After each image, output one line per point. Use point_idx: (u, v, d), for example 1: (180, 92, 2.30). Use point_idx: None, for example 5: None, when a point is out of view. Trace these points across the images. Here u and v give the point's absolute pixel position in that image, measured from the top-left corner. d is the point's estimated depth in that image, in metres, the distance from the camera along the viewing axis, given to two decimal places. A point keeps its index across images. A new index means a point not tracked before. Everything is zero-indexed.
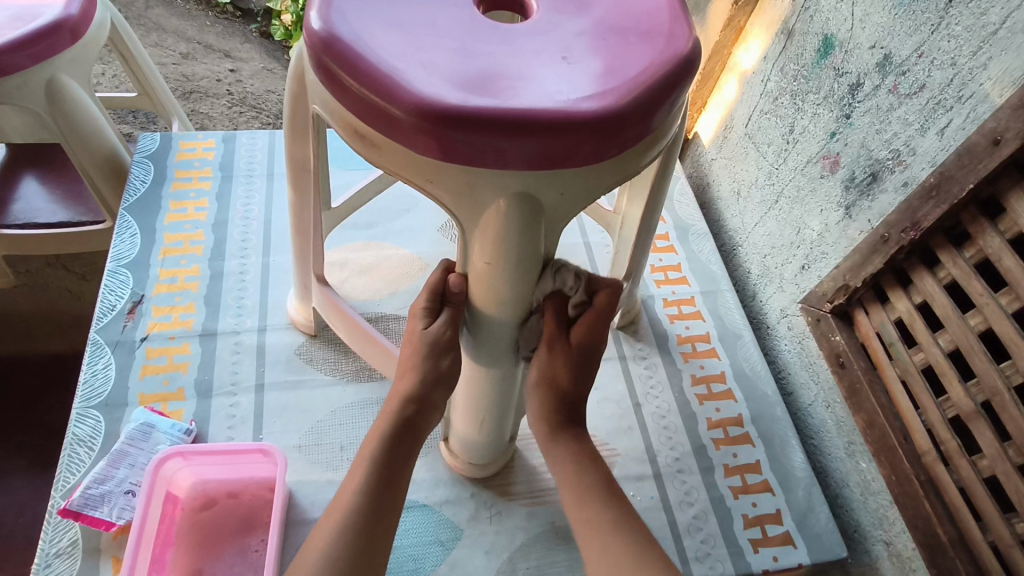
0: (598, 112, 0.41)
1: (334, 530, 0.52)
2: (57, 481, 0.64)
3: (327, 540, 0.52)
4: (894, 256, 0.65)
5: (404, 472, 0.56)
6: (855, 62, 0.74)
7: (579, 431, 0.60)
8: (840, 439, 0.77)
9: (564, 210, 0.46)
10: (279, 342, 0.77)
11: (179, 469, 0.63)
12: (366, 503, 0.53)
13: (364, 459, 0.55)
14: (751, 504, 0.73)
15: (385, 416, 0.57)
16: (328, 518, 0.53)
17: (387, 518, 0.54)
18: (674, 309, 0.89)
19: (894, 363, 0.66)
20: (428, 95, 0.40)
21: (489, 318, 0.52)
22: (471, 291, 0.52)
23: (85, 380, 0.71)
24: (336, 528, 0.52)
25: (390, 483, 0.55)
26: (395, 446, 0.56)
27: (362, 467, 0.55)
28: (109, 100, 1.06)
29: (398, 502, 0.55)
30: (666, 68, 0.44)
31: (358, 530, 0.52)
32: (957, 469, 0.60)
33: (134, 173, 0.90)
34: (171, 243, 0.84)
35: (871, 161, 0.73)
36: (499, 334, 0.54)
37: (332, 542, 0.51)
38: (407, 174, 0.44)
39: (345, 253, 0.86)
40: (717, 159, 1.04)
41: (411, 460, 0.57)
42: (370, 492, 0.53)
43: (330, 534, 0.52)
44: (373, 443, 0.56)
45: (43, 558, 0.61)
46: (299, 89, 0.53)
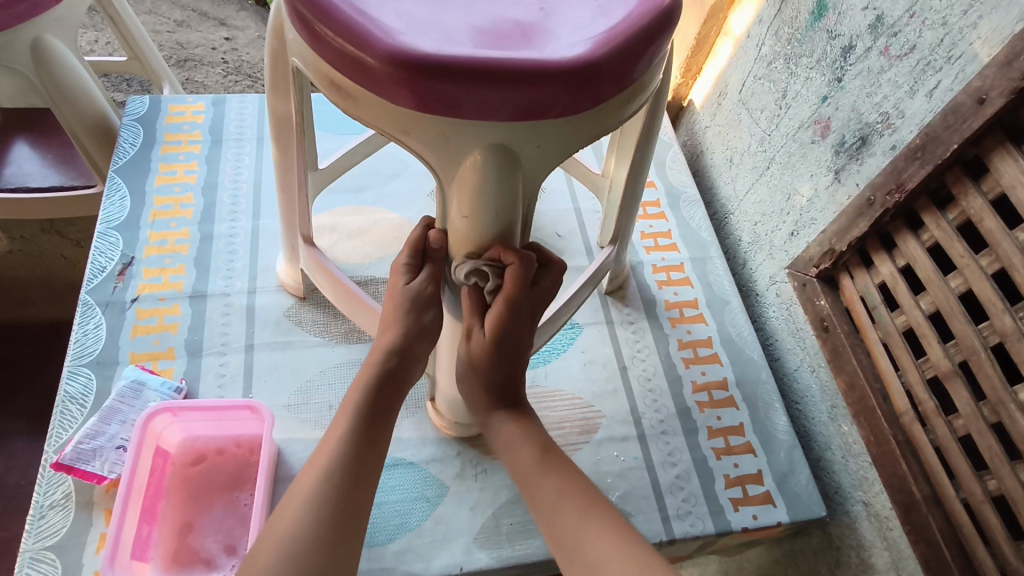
0: (574, 63, 0.41)
1: (318, 474, 0.52)
2: (50, 437, 0.66)
3: (312, 483, 0.52)
4: (879, 219, 0.65)
5: (388, 421, 0.57)
6: (847, 24, 0.73)
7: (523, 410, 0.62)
8: (824, 403, 0.78)
9: (540, 163, 0.46)
10: (269, 303, 0.78)
11: (169, 424, 0.64)
12: (352, 447, 0.54)
13: (348, 409, 0.56)
14: (733, 465, 0.74)
15: (368, 368, 0.58)
16: (313, 465, 0.53)
17: (370, 461, 0.54)
18: (663, 275, 0.89)
19: (876, 326, 0.67)
20: (401, 44, 0.40)
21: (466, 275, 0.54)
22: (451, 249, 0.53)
23: (76, 339, 0.72)
24: (320, 473, 0.52)
25: (375, 429, 0.55)
26: (378, 396, 0.57)
27: (347, 415, 0.55)
28: (99, 65, 1.05)
29: (380, 446, 0.56)
30: (645, 19, 0.44)
31: (342, 473, 0.52)
32: (933, 429, 0.61)
33: (123, 136, 0.90)
34: (160, 206, 0.84)
35: (861, 125, 0.72)
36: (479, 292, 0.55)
37: (318, 480, 0.52)
38: (384, 126, 0.44)
39: (336, 217, 0.86)
40: (710, 126, 1.03)
41: (395, 412, 0.58)
42: (356, 438, 0.54)
43: (316, 478, 0.52)
44: (358, 392, 0.57)
45: (37, 510, 0.63)
46: (279, 46, 0.53)
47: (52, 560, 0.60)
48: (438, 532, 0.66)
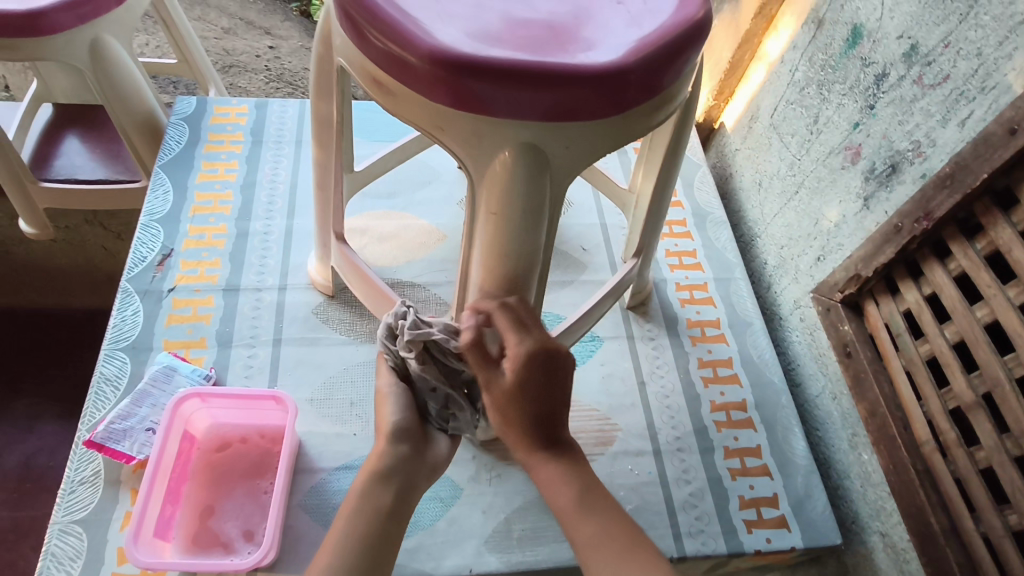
0: (604, 68, 0.43)
1: (351, 512, 0.52)
2: (85, 415, 0.68)
3: (345, 523, 0.51)
4: (906, 246, 0.65)
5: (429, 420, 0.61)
6: (881, 52, 0.74)
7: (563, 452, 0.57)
8: (844, 430, 0.77)
9: (568, 165, 0.48)
10: (298, 300, 0.80)
11: (197, 410, 0.66)
12: (383, 488, 0.54)
13: (378, 451, 0.57)
14: (748, 487, 0.74)
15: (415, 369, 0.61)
16: (346, 504, 0.53)
17: (399, 503, 0.54)
18: (686, 293, 0.89)
19: (900, 354, 0.67)
20: (442, 44, 0.42)
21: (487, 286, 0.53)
22: (476, 264, 0.53)
23: (114, 324, 0.75)
24: (352, 512, 0.52)
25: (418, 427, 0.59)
26: (409, 443, 0.57)
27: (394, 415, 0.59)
28: (151, 66, 1.10)
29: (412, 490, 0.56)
30: (677, 34, 0.46)
31: (376, 512, 0.52)
32: (954, 460, 0.60)
33: (169, 134, 0.95)
34: (201, 202, 0.87)
35: (891, 153, 0.72)
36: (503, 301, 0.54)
37: (349, 520, 0.52)
38: (420, 123, 0.46)
39: (367, 221, 0.88)
40: (740, 149, 1.04)
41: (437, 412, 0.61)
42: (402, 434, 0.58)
43: (347, 521, 0.52)
44: (387, 438, 0.57)
45: (68, 484, 0.65)
46: (325, 51, 0.55)
47: (78, 534, 0.62)
48: (450, 533, 0.67)
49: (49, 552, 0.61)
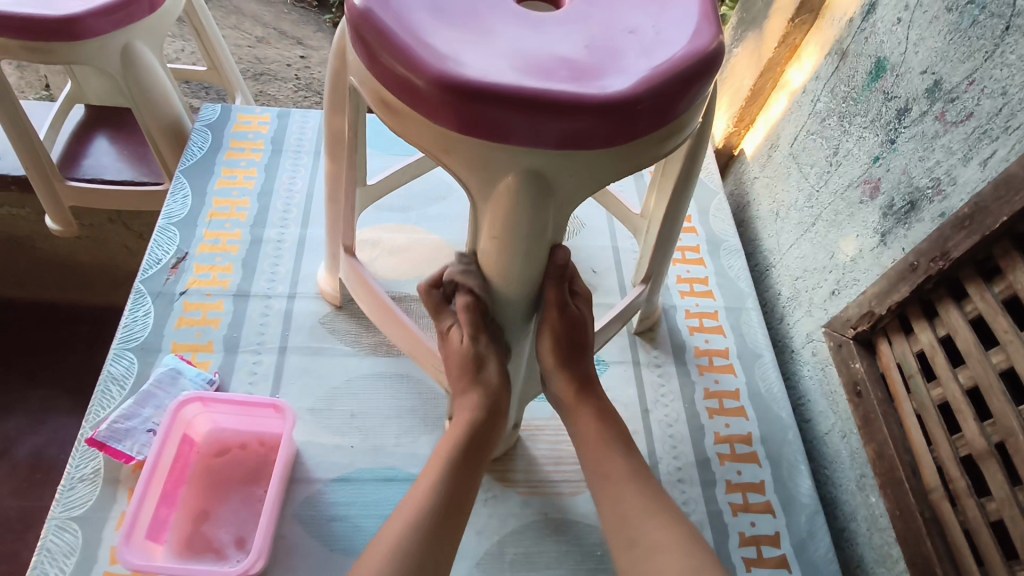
0: (610, 100, 0.43)
1: (435, 481, 0.54)
2: (89, 413, 0.69)
3: (429, 487, 0.54)
4: (921, 285, 0.63)
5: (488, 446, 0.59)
6: (904, 87, 0.72)
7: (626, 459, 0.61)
8: (853, 471, 0.75)
9: (571, 191, 0.48)
10: (306, 309, 0.81)
11: (198, 414, 0.67)
12: (460, 461, 0.56)
13: (456, 428, 0.58)
14: (749, 523, 0.72)
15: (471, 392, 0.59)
16: (425, 476, 0.55)
17: (470, 483, 0.56)
18: (695, 321, 0.88)
19: (911, 396, 0.65)
20: (449, 70, 0.42)
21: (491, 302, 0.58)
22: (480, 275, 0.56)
23: (126, 324, 0.76)
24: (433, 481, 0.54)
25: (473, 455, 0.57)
26: (489, 420, 0.59)
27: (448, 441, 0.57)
28: (181, 72, 1.13)
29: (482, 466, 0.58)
30: (688, 66, 0.45)
31: (453, 481, 0.55)
32: (964, 510, 0.58)
33: (193, 140, 0.96)
34: (218, 207, 0.88)
35: (911, 189, 0.71)
36: (506, 314, 0.59)
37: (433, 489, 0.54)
38: (427, 146, 0.46)
39: (379, 233, 0.89)
40: (759, 177, 1.03)
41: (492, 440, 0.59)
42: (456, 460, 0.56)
43: (429, 490, 0.54)
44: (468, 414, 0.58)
45: (68, 481, 0.66)
46: (339, 67, 0.56)
47: (74, 531, 0.63)
48: None
49: (45, 547, 0.62)
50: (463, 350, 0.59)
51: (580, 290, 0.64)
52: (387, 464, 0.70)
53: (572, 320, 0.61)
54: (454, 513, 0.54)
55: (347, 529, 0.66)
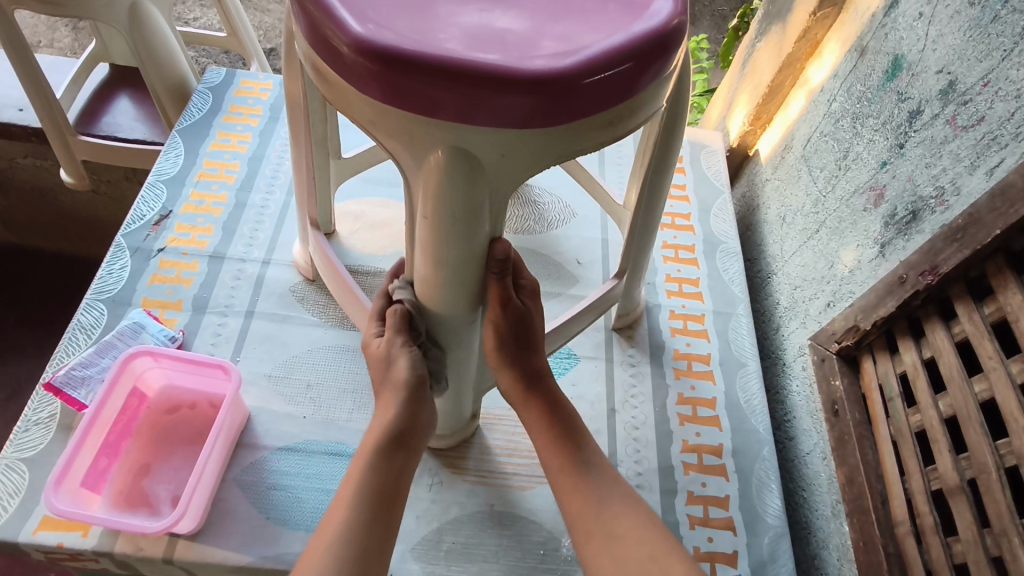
0: (543, 74, 0.39)
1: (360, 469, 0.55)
2: (54, 358, 0.70)
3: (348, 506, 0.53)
4: (909, 300, 0.58)
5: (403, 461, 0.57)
6: (919, 87, 0.67)
7: (588, 463, 0.59)
8: (829, 496, 0.71)
9: (503, 172, 0.44)
10: (279, 277, 0.80)
11: (150, 368, 0.67)
12: (376, 474, 0.55)
13: (370, 443, 0.56)
14: (706, 538, 0.68)
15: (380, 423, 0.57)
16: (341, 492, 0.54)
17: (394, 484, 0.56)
18: (679, 322, 0.83)
19: (889, 421, 0.60)
20: (373, 34, 0.39)
21: (431, 294, 0.54)
22: (416, 272, 0.53)
23: (101, 275, 0.77)
24: (352, 497, 0.53)
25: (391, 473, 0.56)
26: (411, 416, 0.58)
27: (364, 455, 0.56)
28: (201, 37, 1.13)
29: (409, 464, 0.58)
30: (639, 41, 0.41)
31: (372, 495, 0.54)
32: (928, 549, 0.53)
33: (194, 101, 0.96)
34: (208, 168, 0.88)
35: (914, 198, 0.65)
36: (449, 312, 0.55)
37: (352, 505, 0.53)
38: (356, 116, 0.43)
39: (363, 206, 0.87)
40: (770, 179, 0.98)
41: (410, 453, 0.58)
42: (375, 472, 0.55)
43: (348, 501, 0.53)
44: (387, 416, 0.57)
45: (24, 423, 0.67)
46: (291, 41, 0.55)
47: (22, 472, 0.64)
48: None
49: None
50: (380, 351, 0.59)
51: (526, 284, 0.62)
52: (336, 438, 0.70)
53: (516, 314, 0.59)
54: (380, 527, 0.53)
55: (286, 499, 0.65)
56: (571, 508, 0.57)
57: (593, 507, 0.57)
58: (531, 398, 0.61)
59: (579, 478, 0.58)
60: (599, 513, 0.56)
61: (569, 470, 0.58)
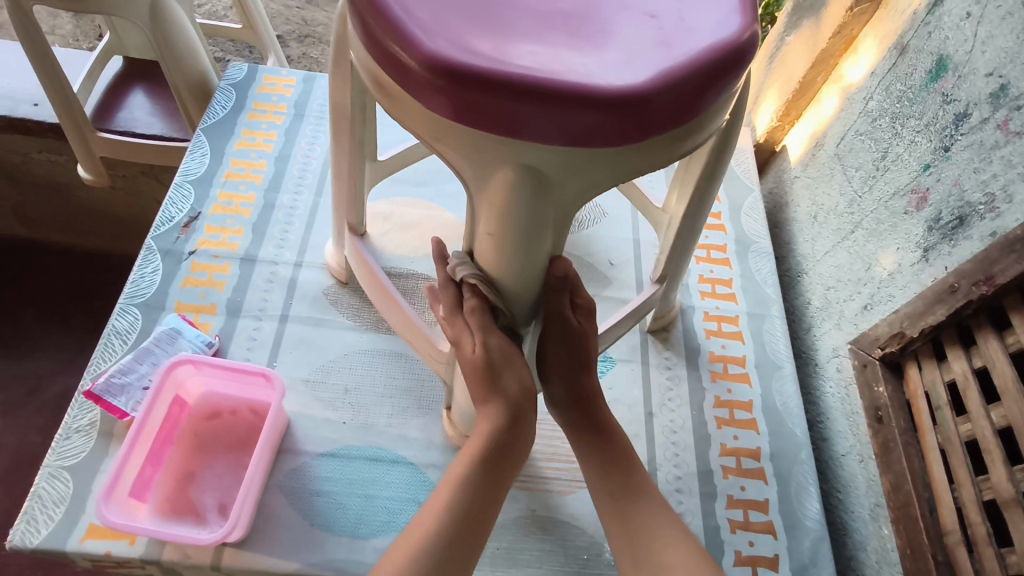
0: (618, 93, 0.38)
1: (459, 482, 0.53)
2: (91, 364, 0.70)
3: (441, 516, 0.52)
4: (960, 309, 0.57)
5: (503, 477, 0.56)
6: (966, 89, 0.65)
7: (642, 492, 0.59)
8: (867, 499, 0.72)
9: (569, 189, 0.44)
10: (311, 279, 0.80)
11: (191, 376, 0.66)
12: (477, 484, 0.54)
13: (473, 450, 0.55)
14: (747, 542, 0.68)
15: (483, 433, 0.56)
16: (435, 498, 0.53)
17: (492, 497, 0.54)
18: (713, 324, 0.83)
19: (937, 429, 0.60)
20: (441, 49, 0.38)
21: (486, 305, 0.54)
22: (473, 290, 0.54)
23: (134, 279, 0.76)
24: (447, 507, 0.53)
25: (490, 488, 0.54)
26: (513, 430, 0.56)
27: (467, 464, 0.54)
28: (215, 29, 1.10)
29: (508, 474, 0.56)
30: (712, 57, 0.40)
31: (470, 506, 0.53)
32: (981, 559, 0.53)
33: (217, 99, 0.94)
34: (235, 168, 0.87)
35: (961, 203, 0.64)
36: (502, 325, 0.56)
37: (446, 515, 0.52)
38: (421, 131, 0.42)
39: (392, 206, 0.86)
40: (800, 177, 0.97)
41: (512, 469, 0.57)
42: (475, 487, 0.54)
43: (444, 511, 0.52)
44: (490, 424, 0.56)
45: (65, 430, 0.67)
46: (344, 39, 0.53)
47: (66, 480, 0.64)
48: None
49: (37, 493, 0.63)
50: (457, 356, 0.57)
51: (582, 302, 0.60)
52: (376, 443, 0.69)
53: (573, 334, 0.60)
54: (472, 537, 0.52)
55: (329, 505, 0.65)
56: (617, 534, 0.57)
57: (641, 530, 0.56)
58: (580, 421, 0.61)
59: (632, 500, 0.58)
60: (650, 523, 0.56)
61: (619, 493, 0.59)
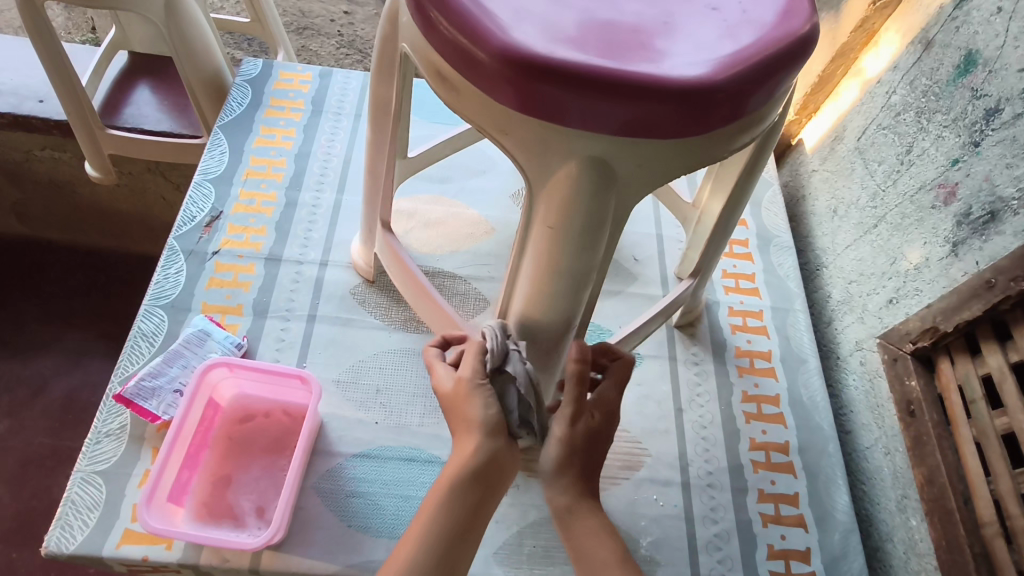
0: (691, 85, 0.38)
1: (433, 513, 0.49)
2: (118, 368, 0.69)
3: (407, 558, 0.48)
4: (996, 304, 0.58)
5: (483, 508, 0.51)
6: (997, 85, 0.66)
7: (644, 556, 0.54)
8: (893, 491, 0.72)
9: (636, 182, 0.43)
10: (337, 279, 0.79)
11: (224, 378, 0.66)
12: (451, 518, 0.49)
13: (448, 479, 0.51)
14: (779, 536, 0.69)
15: (462, 456, 0.51)
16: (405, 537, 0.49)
17: (469, 532, 0.50)
18: (738, 319, 0.84)
19: (971, 422, 0.60)
20: (514, 42, 0.38)
21: (533, 305, 0.52)
22: (520, 289, 0.52)
23: (157, 280, 0.75)
24: (414, 549, 0.48)
25: (469, 521, 0.50)
26: (497, 453, 0.52)
27: (440, 493, 0.50)
28: (224, 23, 1.07)
29: (491, 500, 0.52)
30: (779, 50, 0.40)
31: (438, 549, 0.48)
32: (1020, 550, 0.54)
33: (233, 95, 0.93)
34: (255, 166, 0.86)
35: (993, 199, 0.65)
36: (541, 330, 0.54)
37: (419, 550, 0.48)
38: (483, 123, 0.42)
39: (415, 204, 0.86)
40: (818, 171, 0.97)
41: (495, 497, 0.52)
42: (448, 522, 0.49)
43: (415, 548, 0.48)
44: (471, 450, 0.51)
45: (95, 435, 0.66)
46: (391, 30, 0.53)
47: (99, 485, 0.63)
48: None
49: (70, 499, 0.62)
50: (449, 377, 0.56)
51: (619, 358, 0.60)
52: (409, 443, 0.69)
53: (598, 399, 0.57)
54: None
55: (366, 506, 0.65)
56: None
57: None
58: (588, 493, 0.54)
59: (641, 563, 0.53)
60: None
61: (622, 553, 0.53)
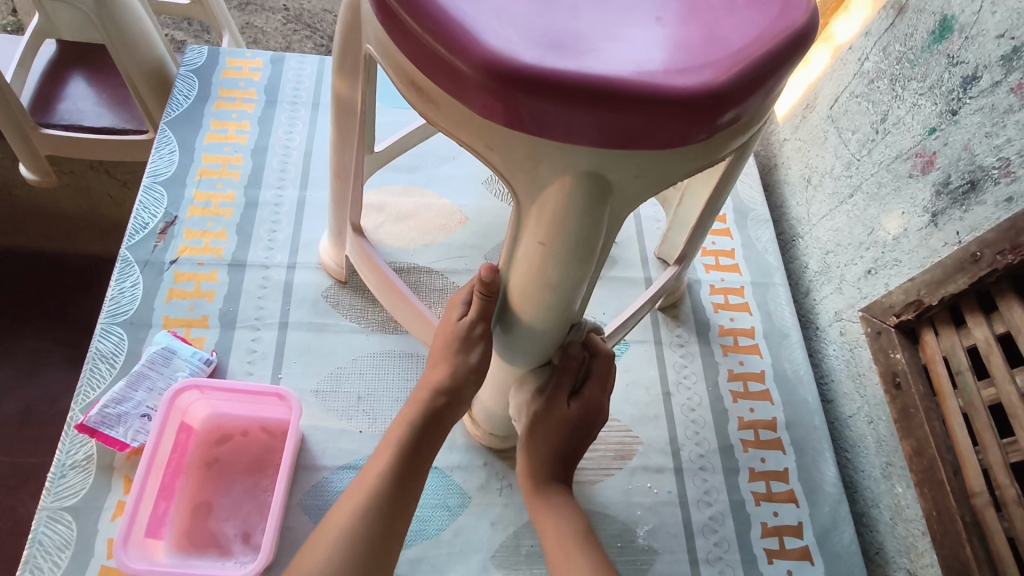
0: (692, 86, 0.35)
1: (383, 468, 0.54)
2: (78, 394, 0.65)
3: (349, 518, 0.51)
4: (983, 277, 0.58)
5: (428, 458, 0.56)
6: (975, 51, 0.65)
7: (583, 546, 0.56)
8: (878, 458, 0.73)
9: (632, 194, 0.41)
10: (307, 281, 0.75)
11: (196, 400, 0.63)
12: (397, 472, 0.54)
13: (390, 446, 0.55)
14: (772, 513, 0.70)
15: (413, 405, 0.56)
16: (348, 500, 0.53)
17: (415, 485, 0.55)
18: (720, 297, 0.83)
19: (958, 393, 0.61)
20: (497, 52, 0.35)
21: (525, 308, 0.51)
22: (512, 295, 0.51)
23: (113, 296, 0.70)
24: (356, 510, 0.52)
25: (413, 470, 0.54)
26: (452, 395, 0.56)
27: (389, 452, 0.55)
28: (161, 6, 0.99)
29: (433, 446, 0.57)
30: (778, 44, 0.38)
31: (379, 510, 0.52)
32: (1010, 518, 0.56)
33: (178, 87, 0.86)
34: (208, 165, 0.81)
35: (972, 167, 0.65)
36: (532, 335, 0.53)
37: (365, 507, 0.52)
38: (466, 137, 0.39)
39: (384, 197, 0.82)
40: (790, 139, 0.95)
41: (437, 447, 0.57)
42: (393, 479, 0.53)
43: (364, 497, 0.52)
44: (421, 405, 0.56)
45: (58, 468, 0.62)
46: (354, 20, 0.48)
47: (68, 522, 0.59)
48: (455, 545, 0.63)
49: (37, 539, 0.58)
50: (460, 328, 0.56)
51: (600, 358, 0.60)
52: None
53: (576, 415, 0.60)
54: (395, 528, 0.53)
55: None
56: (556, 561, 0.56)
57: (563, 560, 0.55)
58: (547, 481, 0.60)
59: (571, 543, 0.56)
60: None
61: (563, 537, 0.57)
